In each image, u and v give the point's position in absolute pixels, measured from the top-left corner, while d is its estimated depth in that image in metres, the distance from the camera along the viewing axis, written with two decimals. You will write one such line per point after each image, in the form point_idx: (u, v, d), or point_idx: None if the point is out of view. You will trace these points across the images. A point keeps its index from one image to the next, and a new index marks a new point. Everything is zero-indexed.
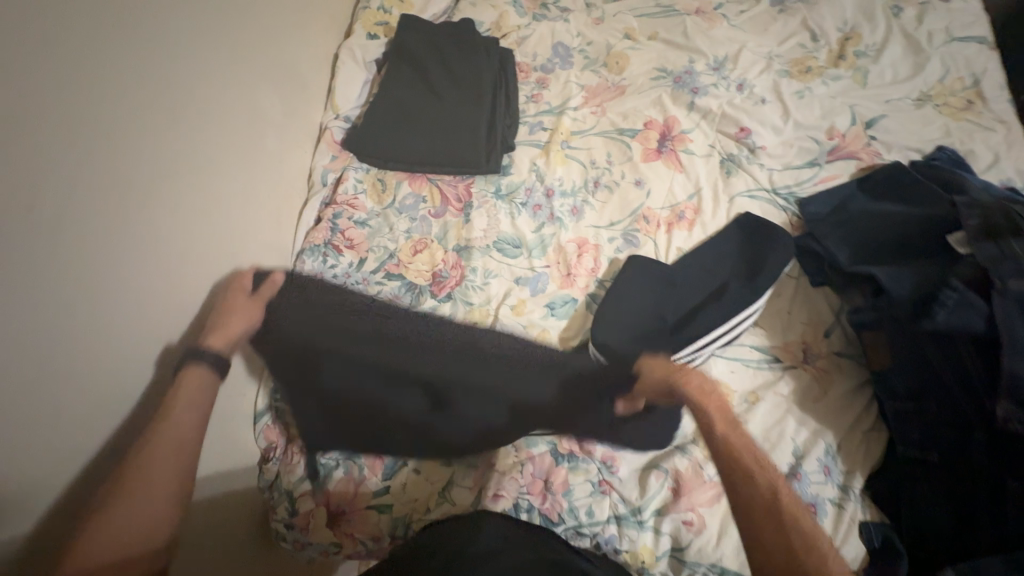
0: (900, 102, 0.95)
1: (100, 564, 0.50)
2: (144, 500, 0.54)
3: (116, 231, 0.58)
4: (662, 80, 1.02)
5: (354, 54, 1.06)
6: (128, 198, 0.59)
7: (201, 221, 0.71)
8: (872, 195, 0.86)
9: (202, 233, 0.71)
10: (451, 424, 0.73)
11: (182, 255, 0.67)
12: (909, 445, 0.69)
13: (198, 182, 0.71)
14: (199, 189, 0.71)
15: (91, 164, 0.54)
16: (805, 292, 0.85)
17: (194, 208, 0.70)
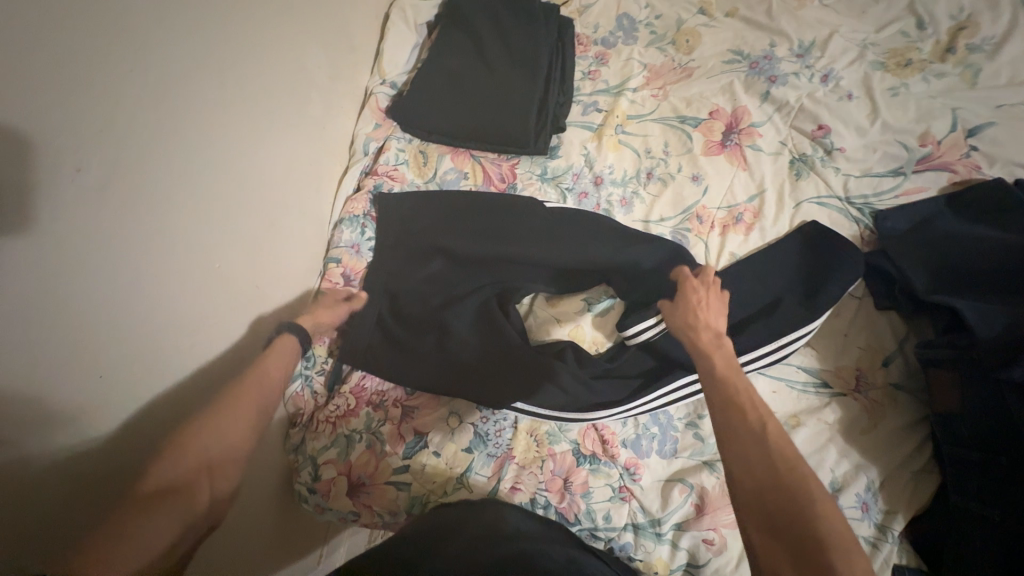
0: (1014, 109, 0.83)
1: (167, 484, 0.49)
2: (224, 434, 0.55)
3: (166, 198, 0.57)
4: (736, 64, 0.93)
5: (406, 16, 1.00)
6: (178, 164, 0.58)
7: (244, 184, 0.70)
8: (963, 215, 0.77)
9: (247, 200, 0.70)
10: (495, 347, 0.78)
11: (226, 219, 0.67)
12: (965, 496, 0.64)
13: (245, 147, 0.69)
14: (246, 155, 0.70)
15: (151, 70, 0.52)
16: (866, 315, 0.78)
17: (240, 175, 0.69)
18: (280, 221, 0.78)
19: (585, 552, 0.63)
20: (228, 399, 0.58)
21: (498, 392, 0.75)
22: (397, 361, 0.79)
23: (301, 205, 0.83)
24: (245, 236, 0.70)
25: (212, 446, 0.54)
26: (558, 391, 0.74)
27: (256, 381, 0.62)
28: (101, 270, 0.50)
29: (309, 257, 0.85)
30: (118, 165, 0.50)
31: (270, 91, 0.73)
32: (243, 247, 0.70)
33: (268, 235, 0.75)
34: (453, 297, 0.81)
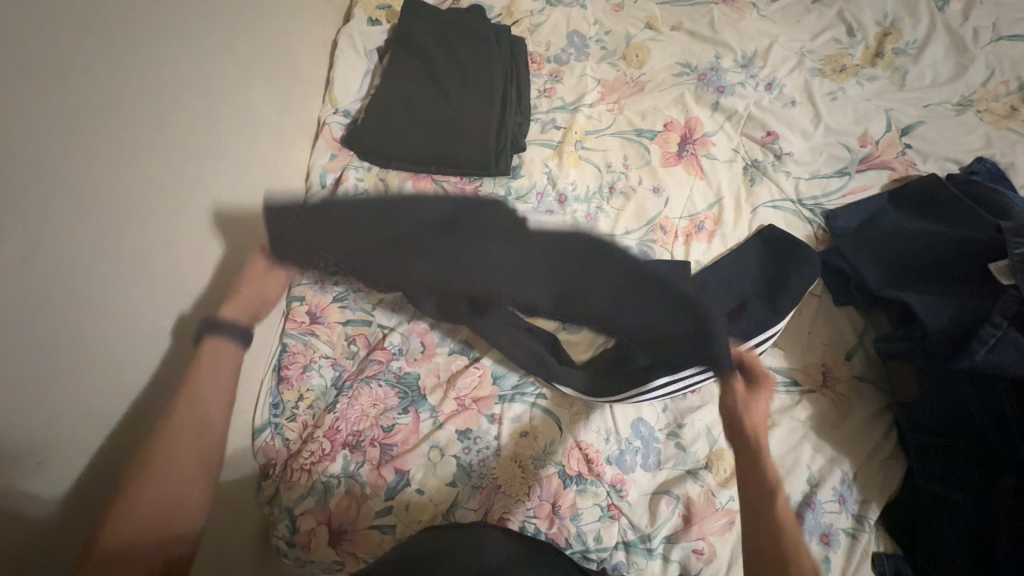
0: (939, 108, 0.89)
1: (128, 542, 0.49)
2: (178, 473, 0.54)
3: (112, 242, 0.54)
4: (685, 76, 0.95)
5: (355, 43, 0.98)
6: (112, 218, 0.54)
7: (193, 229, 0.66)
8: (904, 211, 0.82)
9: (196, 245, 0.67)
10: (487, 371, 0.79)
11: (176, 268, 0.63)
12: (931, 481, 0.67)
13: (189, 191, 0.66)
14: (191, 199, 0.66)
15: (69, 117, 0.49)
16: (827, 310, 0.81)
17: (186, 222, 0.65)
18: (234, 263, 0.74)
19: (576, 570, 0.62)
20: (174, 428, 0.56)
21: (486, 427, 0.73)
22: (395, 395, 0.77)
23: None
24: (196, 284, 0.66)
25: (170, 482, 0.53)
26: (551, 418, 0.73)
27: (199, 408, 0.58)
28: (28, 344, 0.46)
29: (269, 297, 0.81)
30: (43, 226, 0.47)
31: (212, 129, 0.70)
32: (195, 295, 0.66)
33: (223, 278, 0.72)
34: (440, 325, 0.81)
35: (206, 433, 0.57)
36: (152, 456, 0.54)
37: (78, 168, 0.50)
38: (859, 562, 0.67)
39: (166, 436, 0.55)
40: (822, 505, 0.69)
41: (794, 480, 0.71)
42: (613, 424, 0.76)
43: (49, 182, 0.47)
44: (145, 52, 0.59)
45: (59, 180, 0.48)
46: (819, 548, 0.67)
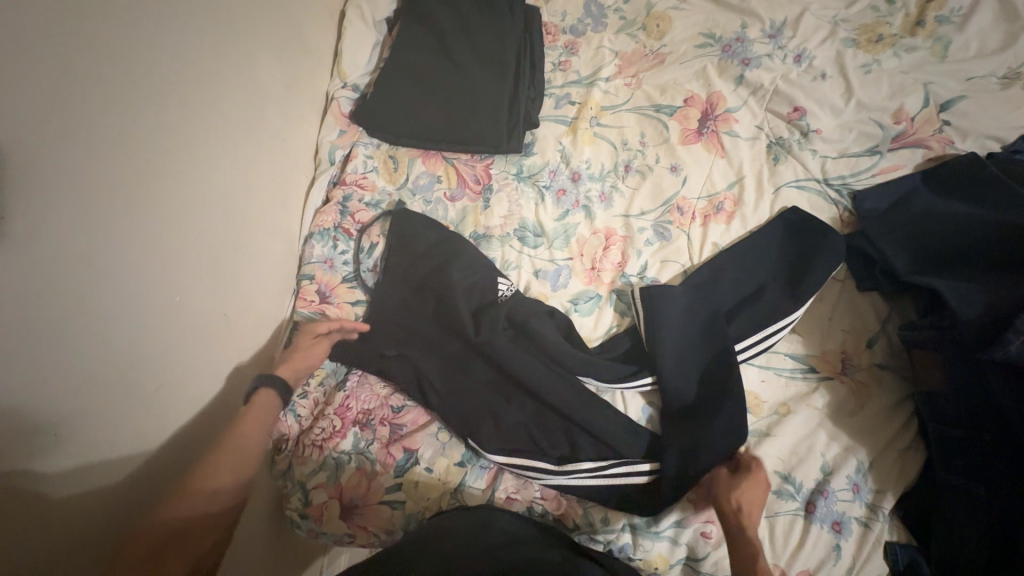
0: (983, 81, 0.84)
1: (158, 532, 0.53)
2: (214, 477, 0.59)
3: (121, 219, 0.54)
4: (708, 48, 0.91)
5: (363, 13, 0.94)
6: (124, 198, 0.55)
7: (201, 207, 0.66)
8: (938, 192, 0.77)
9: (206, 224, 0.67)
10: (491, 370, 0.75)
11: (185, 247, 0.63)
12: (950, 474, 0.65)
13: (199, 170, 0.65)
14: (201, 177, 0.66)
15: (72, 93, 0.49)
16: (849, 296, 0.78)
17: (197, 203, 0.65)
18: (243, 242, 0.74)
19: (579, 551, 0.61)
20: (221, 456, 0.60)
21: (497, 414, 0.72)
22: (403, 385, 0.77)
23: (268, 223, 0.79)
24: (207, 263, 0.67)
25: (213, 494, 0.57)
26: (569, 400, 0.71)
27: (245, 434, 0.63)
28: (43, 320, 0.46)
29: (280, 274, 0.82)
30: (50, 203, 0.46)
31: (220, 106, 0.69)
32: (207, 274, 0.67)
33: (233, 258, 0.72)
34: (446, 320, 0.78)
35: (249, 458, 0.62)
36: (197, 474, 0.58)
37: (83, 144, 0.50)
38: (872, 550, 0.66)
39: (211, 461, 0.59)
40: (835, 493, 0.68)
41: (807, 468, 0.70)
42: (623, 407, 0.75)
43: (54, 156, 0.47)
44: (148, 27, 0.57)
45: (64, 156, 0.48)
46: (829, 536, 0.66)
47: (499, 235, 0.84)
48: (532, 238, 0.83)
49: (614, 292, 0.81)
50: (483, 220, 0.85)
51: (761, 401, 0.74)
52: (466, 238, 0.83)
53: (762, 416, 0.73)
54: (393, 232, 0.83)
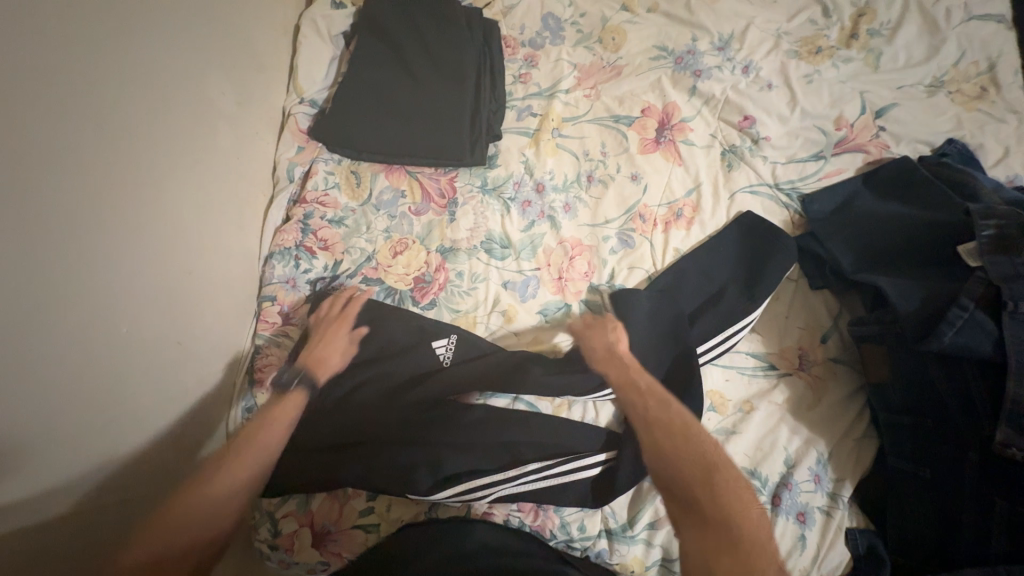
0: (912, 90, 0.90)
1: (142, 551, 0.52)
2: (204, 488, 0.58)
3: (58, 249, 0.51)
4: (663, 60, 0.94)
5: (318, 27, 0.93)
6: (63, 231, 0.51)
7: (149, 232, 0.62)
8: (878, 192, 0.82)
9: (156, 251, 0.64)
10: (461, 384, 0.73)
11: (133, 275, 0.60)
12: (901, 458, 0.70)
13: (147, 195, 0.62)
14: (150, 202, 0.63)
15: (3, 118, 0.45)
16: (803, 294, 0.82)
17: (145, 231, 0.62)
18: (198, 266, 0.71)
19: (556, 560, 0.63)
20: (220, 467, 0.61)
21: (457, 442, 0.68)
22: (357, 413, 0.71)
23: (224, 245, 0.76)
24: (158, 292, 0.64)
25: (208, 505, 0.56)
26: (536, 420, 0.72)
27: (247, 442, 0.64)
28: None
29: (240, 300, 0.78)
30: None
31: (169, 126, 0.66)
32: (159, 303, 0.64)
33: (188, 285, 0.69)
34: (410, 339, 0.76)
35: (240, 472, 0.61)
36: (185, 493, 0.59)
37: (16, 172, 0.47)
38: (834, 538, 0.69)
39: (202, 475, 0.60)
40: (798, 485, 0.71)
41: (771, 463, 0.72)
42: (595, 414, 0.76)
43: None
44: (91, 51, 0.55)
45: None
46: (795, 526, 0.69)
47: (466, 248, 0.83)
48: (499, 250, 0.84)
49: (581, 300, 0.81)
50: (449, 233, 0.84)
51: (726, 399, 0.77)
52: (432, 254, 0.83)
53: (728, 415, 0.76)
54: (356, 253, 0.82)
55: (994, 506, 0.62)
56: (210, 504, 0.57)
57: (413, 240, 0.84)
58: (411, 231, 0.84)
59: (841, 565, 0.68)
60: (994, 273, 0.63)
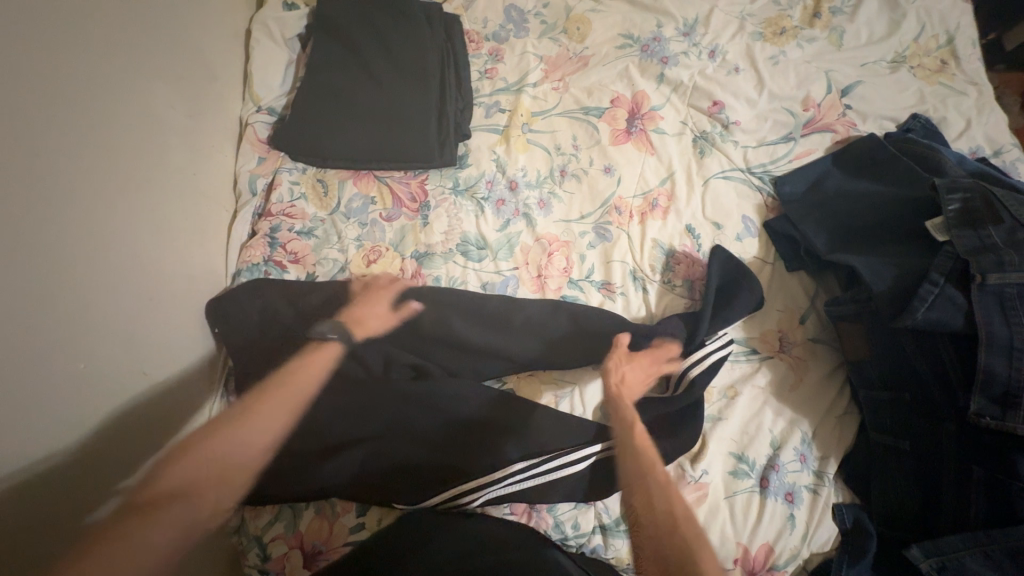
0: (875, 66, 0.91)
1: (175, 487, 0.55)
2: (236, 432, 0.62)
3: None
4: (629, 48, 0.92)
5: (270, 30, 0.88)
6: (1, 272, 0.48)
7: (98, 260, 0.59)
8: (847, 171, 0.83)
9: (108, 282, 0.60)
10: (449, 391, 0.72)
11: (85, 307, 0.57)
12: (883, 433, 0.71)
13: (95, 224, 0.59)
14: (98, 232, 0.59)
15: None
16: (780, 276, 0.82)
17: (94, 262, 0.58)
18: (157, 291, 0.67)
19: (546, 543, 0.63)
20: (256, 410, 0.64)
21: (447, 447, 0.69)
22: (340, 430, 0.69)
23: (184, 267, 0.72)
24: (113, 326, 0.60)
25: (237, 450, 0.61)
26: (523, 423, 0.71)
27: (288, 390, 0.68)
28: None
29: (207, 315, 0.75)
30: None
31: (115, 145, 0.62)
32: (113, 337, 0.60)
33: (146, 314, 0.66)
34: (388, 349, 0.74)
35: (279, 413, 0.66)
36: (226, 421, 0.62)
37: None
38: (821, 515, 0.71)
39: (244, 406, 0.64)
40: (785, 466, 0.72)
41: (758, 445, 0.74)
42: (582, 411, 0.75)
43: None
44: (25, 75, 0.51)
45: None
46: (783, 506, 0.71)
47: (441, 252, 0.81)
48: (475, 252, 0.82)
49: (562, 297, 0.80)
50: (423, 238, 0.82)
51: (710, 386, 0.77)
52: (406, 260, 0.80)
53: (714, 402, 0.76)
54: (327, 263, 0.79)
55: (971, 474, 0.64)
56: (241, 454, 0.61)
57: (387, 248, 0.82)
58: (383, 239, 0.82)
59: (830, 539, 0.71)
60: (963, 247, 0.64)
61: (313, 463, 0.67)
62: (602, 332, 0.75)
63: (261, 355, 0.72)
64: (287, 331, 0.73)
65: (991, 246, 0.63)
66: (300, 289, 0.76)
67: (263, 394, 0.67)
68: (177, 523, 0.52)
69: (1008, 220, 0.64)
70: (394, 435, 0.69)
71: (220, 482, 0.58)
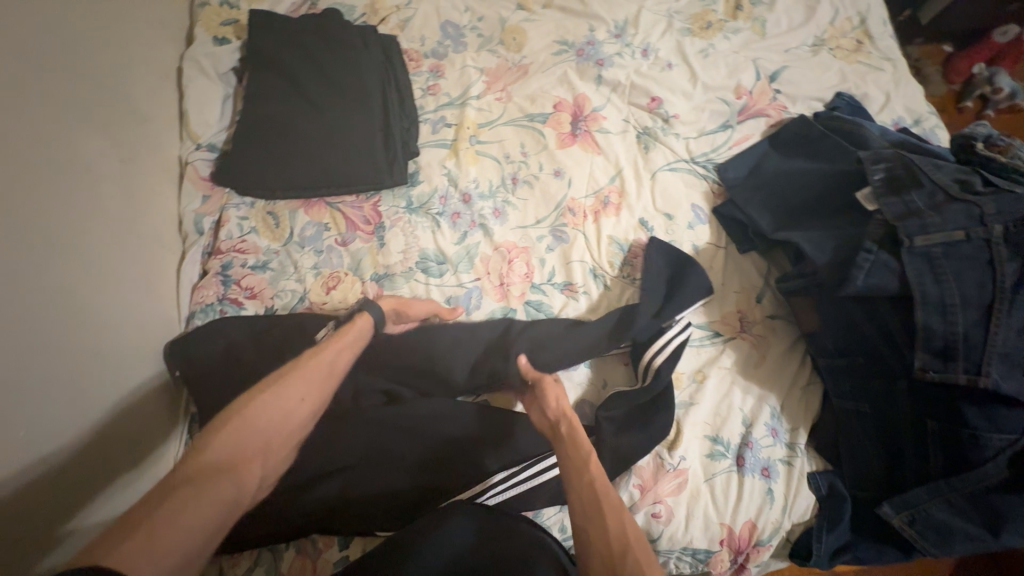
0: (798, 51, 0.96)
1: (218, 460, 0.50)
2: (277, 400, 0.57)
3: None
4: (565, 54, 0.95)
5: (202, 67, 0.87)
6: None
7: (45, 318, 0.56)
8: (783, 152, 0.87)
9: (57, 340, 0.58)
10: (422, 409, 0.72)
11: (33, 369, 0.54)
12: (845, 398, 0.74)
13: (36, 283, 0.56)
14: (39, 290, 0.56)
15: None
16: (734, 259, 0.85)
17: (43, 321, 0.56)
18: (107, 345, 0.65)
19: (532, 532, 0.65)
20: (294, 381, 0.59)
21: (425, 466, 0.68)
22: (314, 463, 0.68)
23: (130, 315, 0.69)
24: (61, 387, 0.58)
25: (274, 424, 0.56)
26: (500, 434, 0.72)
27: (321, 361, 0.62)
28: None
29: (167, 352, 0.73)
30: None
31: (48, 199, 0.60)
32: (61, 399, 0.58)
33: (96, 369, 0.63)
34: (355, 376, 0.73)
35: (319, 378, 0.61)
36: (262, 392, 0.57)
37: None
38: (798, 484, 0.73)
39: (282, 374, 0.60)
40: (758, 442, 0.74)
41: (730, 425, 0.75)
42: None
43: None
44: None
45: None
46: (761, 481, 0.73)
47: (402, 272, 0.81)
48: (436, 267, 0.82)
49: (526, 303, 0.81)
50: (381, 260, 0.82)
51: (679, 372, 0.79)
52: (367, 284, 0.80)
53: (684, 387, 0.78)
54: (286, 295, 0.78)
55: (926, 426, 0.68)
56: (276, 426, 0.56)
57: (346, 273, 0.81)
58: (341, 264, 0.81)
59: (808, 508, 0.73)
60: (891, 213, 0.68)
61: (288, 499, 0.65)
62: (567, 332, 0.76)
63: (225, 397, 0.70)
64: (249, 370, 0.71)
65: (915, 210, 0.67)
66: (258, 324, 0.74)
67: (302, 359, 0.62)
68: (223, 500, 0.47)
69: (928, 184, 0.68)
70: (371, 461, 0.68)
71: (258, 456, 0.54)
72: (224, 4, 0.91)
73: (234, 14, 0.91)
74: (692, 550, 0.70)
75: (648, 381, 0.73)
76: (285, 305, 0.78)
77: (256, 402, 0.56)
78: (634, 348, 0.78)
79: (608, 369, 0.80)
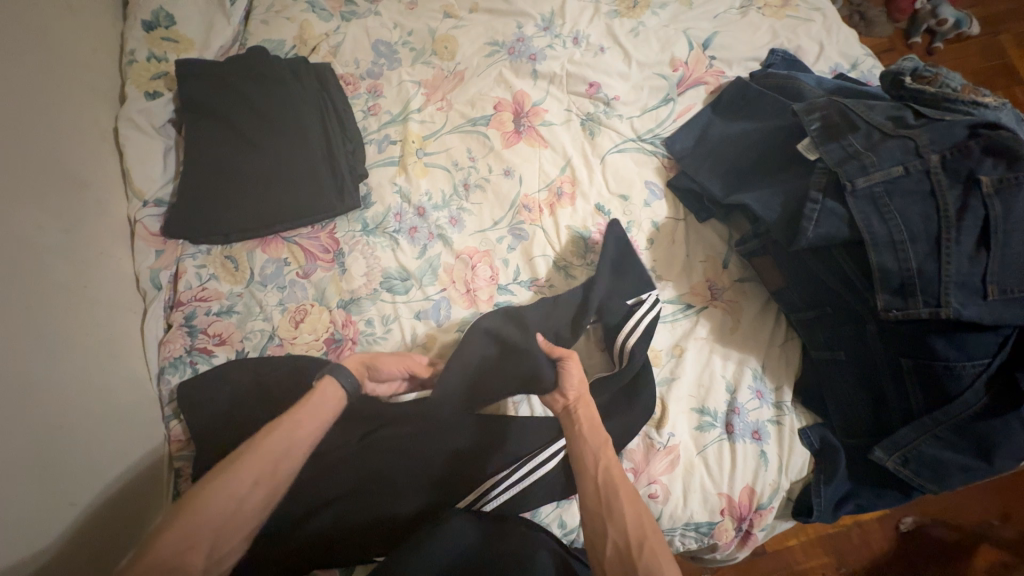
0: (727, 15, 0.96)
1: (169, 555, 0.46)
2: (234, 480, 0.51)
3: None
4: (497, 54, 0.95)
5: (138, 124, 0.87)
6: None
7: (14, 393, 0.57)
8: (725, 117, 0.88)
9: (31, 414, 0.58)
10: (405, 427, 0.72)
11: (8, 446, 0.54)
12: (821, 348, 0.74)
13: None
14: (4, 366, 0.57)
15: None
16: (694, 229, 0.85)
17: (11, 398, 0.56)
18: (81, 411, 0.65)
19: (531, 529, 0.64)
20: (227, 472, 0.51)
21: (415, 485, 0.68)
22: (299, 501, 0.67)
23: (100, 378, 0.70)
24: (39, 459, 0.57)
25: (223, 514, 0.50)
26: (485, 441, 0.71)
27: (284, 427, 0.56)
28: None
29: (146, 408, 0.75)
30: None
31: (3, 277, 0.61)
32: (39, 470, 0.57)
33: (73, 436, 0.63)
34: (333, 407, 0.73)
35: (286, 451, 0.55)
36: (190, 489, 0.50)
37: None
38: (790, 442, 0.73)
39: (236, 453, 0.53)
40: (744, 407, 0.74)
41: (714, 394, 0.75)
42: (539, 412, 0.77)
43: None
44: None
45: None
46: (753, 445, 0.72)
47: (367, 295, 0.81)
48: (400, 284, 0.82)
49: (494, 305, 0.81)
50: (345, 286, 0.82)
51: (657, 350, 0.78)
52: (334, 312, 0.80)
53: (664, 364, 0.77)
54: (254, 337, 0.78)
55: (902, 365, 0.68)
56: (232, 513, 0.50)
57: (312, 305, 0.81)
58: (306, 296, 0.81)
59: (805, 464, 0.73)
60: (831, 160, 0.69)
61: (282, 538, 0.64)
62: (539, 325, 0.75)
63: (203, 446, 0.70)
64: (226, 416, 0.71)
65: (854, 154, 0.67)
66: (229, 369, 0.74)
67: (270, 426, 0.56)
68: None
69: (863, 126, 0.69)
70: (360, 487, 0.68)
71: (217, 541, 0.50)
72: (151, 58, 0.91)
73: (164, 67, 0.91)
74: (694, 525, 0.70)
75: (621, 364, 0.73)
76: (256, 347, 0.78)
77: (192, 504, 0.49)
78: (606, 332, 0.78)
79: (585, 357, 0.80)
